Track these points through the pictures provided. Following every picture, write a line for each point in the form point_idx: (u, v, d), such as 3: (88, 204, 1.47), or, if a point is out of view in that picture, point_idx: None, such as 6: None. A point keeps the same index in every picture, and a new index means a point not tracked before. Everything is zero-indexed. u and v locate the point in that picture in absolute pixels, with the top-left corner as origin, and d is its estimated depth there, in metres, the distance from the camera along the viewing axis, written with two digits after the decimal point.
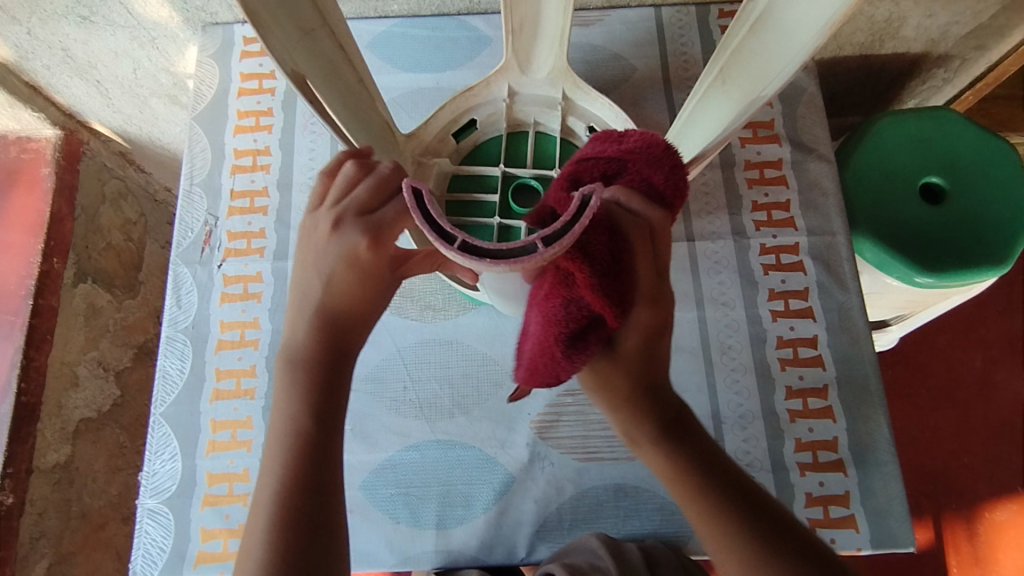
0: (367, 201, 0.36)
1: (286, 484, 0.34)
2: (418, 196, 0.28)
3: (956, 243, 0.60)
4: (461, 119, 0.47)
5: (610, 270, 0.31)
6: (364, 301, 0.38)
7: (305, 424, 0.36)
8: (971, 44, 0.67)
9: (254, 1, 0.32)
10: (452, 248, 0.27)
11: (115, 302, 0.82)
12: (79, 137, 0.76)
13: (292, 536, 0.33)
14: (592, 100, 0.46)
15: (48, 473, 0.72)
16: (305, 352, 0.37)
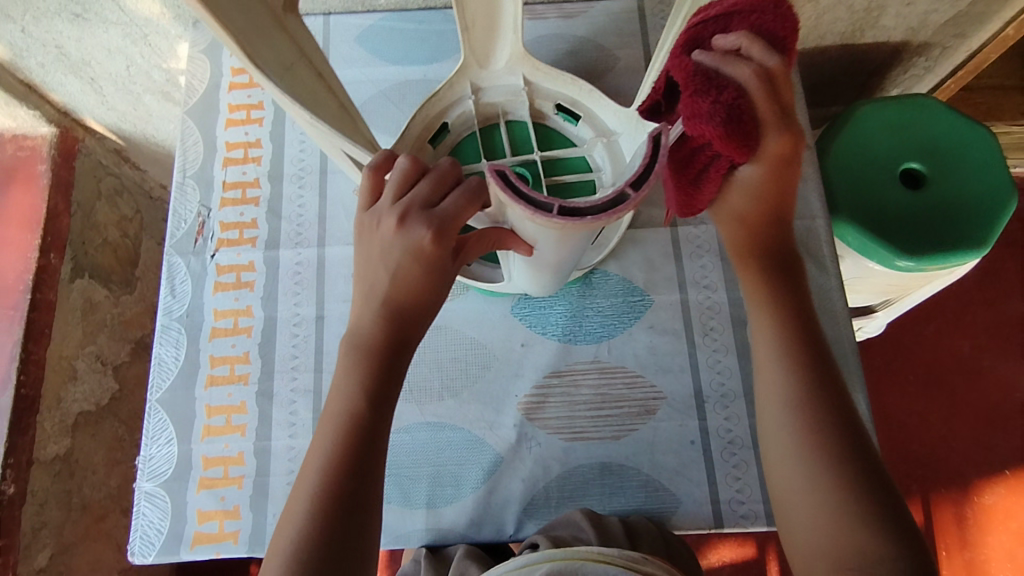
0: (428, 195, 0.36)
1: (332, 464, 0.37)
2: (507, 179, 0.29)
3: (936, 227, 0.61)
4: (433, 125, 0.49)
5: (734, 111, 0.34)
6: (428, 290, 0.38)
7: (360, 405, 0.38)
8: (951, 32, 0.68)
9: (246, 42, 0.34)
10: (552, 216, 0.29)
11: (112, 297, 0.83)
12: (74, 134, 0.77)
13: (333, 504, 0.36)
14: (555, 79, 0.47)
15: (48, 464, 0.73)
16: (365, 338, 0.39)
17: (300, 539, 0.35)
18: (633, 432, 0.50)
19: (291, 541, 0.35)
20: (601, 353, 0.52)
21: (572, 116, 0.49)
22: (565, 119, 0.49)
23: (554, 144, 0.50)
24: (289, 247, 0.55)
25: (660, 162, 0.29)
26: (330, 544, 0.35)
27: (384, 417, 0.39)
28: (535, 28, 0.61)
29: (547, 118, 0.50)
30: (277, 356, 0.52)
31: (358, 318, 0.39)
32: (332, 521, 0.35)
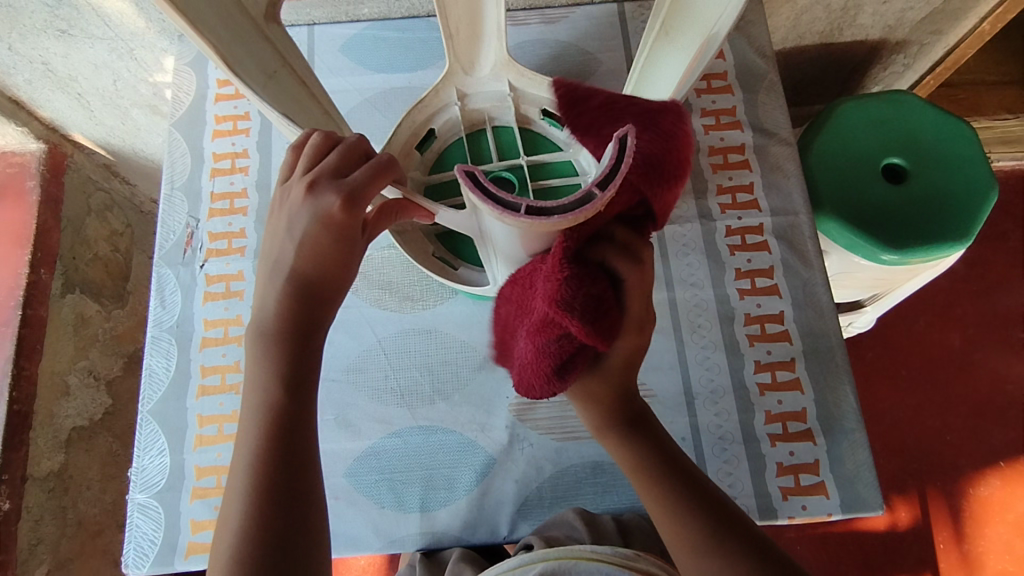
0: (337, 166, 0.37)
1: (255, 459, 0.36)
2: (472, 177, 0.30)
3: (919, 221, 0.62)
4: (421, 133, 0.49)
5: (602, 302, 0.33)
6: (336, 263, 0.39)
7: (274, 394, 0.37)
8: (928, 28, 0.69)
9: (227, 52, 0.35)
10: (518, 216, 0.29)
11: (104, 312, 0.83)
12: (63, 150, 0.78)
13: (263, 505, 0.34)
14: (537, 83, 0.47)
15: (42, 480, 0.73)
16: (273, 326, 0.38)
17: (238, 545, 0.34)
18: None
19: (230, 552, 0.33)
20: None
21: (557, 119, 0.49)
22: (551, 123, 0.49)
23: (540, 149, 0.50)
24: None
25: (627, 157, 0.28)
26: (275, 545, 0.34)
27: (305, 405, 0.38)
28: (518, 33, 0.62)
29: (535, 122, 0.50)
30: None
31: (264, 305, 0.39)
32: (265, 515, 0.34)
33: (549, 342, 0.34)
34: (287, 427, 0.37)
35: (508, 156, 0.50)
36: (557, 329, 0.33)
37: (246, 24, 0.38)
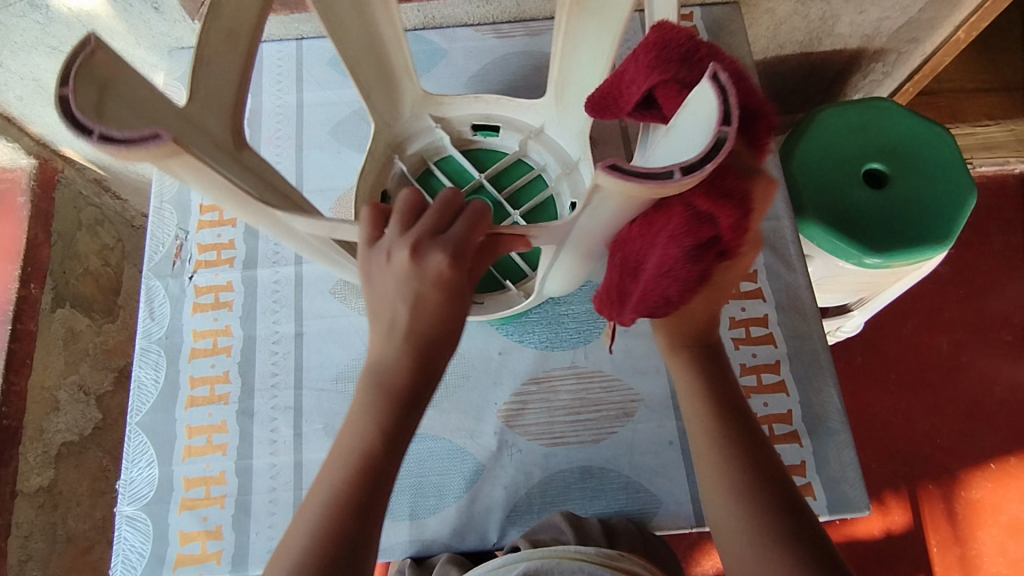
0: (436, 225, 0.33)
1: (333, 500, 0.34)
2: (612, 167, 0.25)
3: (901, 224, 0.63)
4: (376, 198, 0.50)
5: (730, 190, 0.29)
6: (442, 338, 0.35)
7: (373, 446, 0.35)
8: (904, 37, 0.70)
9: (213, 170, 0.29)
10: (682, 179, 0.24)
11: (94, 326, 0.83)
12: (54, 165, 0.78)
13: (330, 546, 0.33)
14: (460, 105, 0.52)
15: (31, 496, 0.73)
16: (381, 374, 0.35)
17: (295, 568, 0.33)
18: (612, 435, 0.51)
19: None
20: (578, 358, 0.53)
21: (488, 129, 0.53)
22: (484, 136, 0.53)
23: (489, 161, 0.53)
24: (267, 265, 0.56)
25: (731, 89, 0.25)
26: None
27: (397, 460, 0.36)
28: (503, 46, 0.63)
29: (462, 144, 0.54)
30: (257, 374, 0.52)
31: (382, 350, 0.35)
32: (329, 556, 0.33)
33: (678, 268, 0.32)
34: (370, 479, 0.35)
35: (463, 182, 0.53)
36: (696, 235, 0.30)
37: (225, 156, 0.33)
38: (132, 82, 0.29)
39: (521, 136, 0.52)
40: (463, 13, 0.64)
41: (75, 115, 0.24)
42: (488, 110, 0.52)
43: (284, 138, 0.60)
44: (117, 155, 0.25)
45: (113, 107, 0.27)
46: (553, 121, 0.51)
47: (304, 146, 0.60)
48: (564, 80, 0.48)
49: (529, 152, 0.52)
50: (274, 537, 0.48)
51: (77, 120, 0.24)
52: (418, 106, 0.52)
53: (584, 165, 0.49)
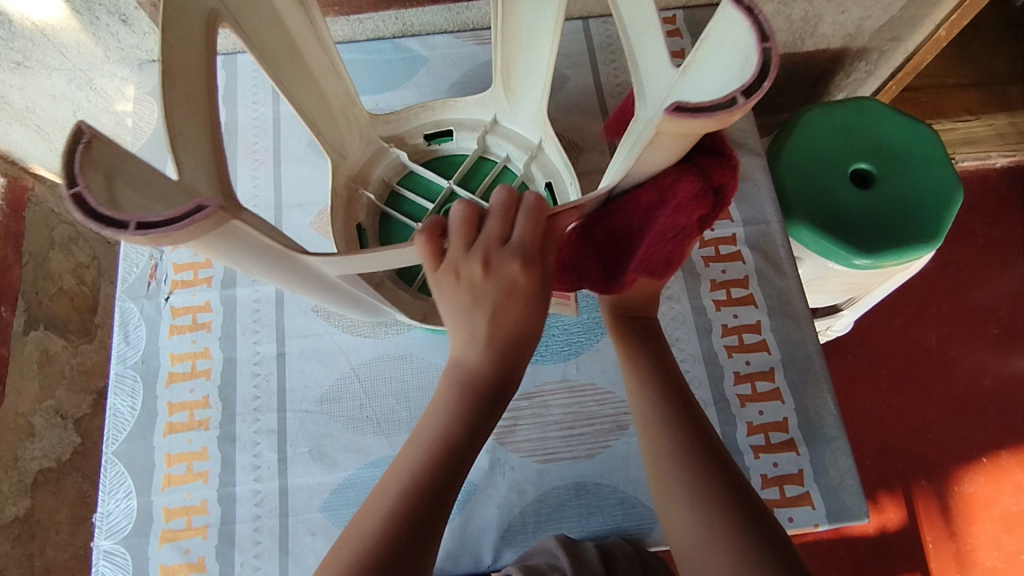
0: (500, 231, 0.35)
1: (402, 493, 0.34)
2: (675, 109, 0.26)
3: (888, 224, 0.62)
4: (351, 233, 0.47)
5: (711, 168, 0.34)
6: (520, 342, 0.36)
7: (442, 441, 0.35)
8: (886, 36, 0.70)
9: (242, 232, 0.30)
10: (749, 100, 0.24)
11: (71, 348, 0.80)
12: (23, 183, 0.77)
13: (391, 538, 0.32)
14: (406, 118, 0.51)
15: (5, 528, 0.72)
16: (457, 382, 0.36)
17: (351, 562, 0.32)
18: (606, 449, 0.50)
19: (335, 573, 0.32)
20: (569, 371, 0.52)
21: (441, 137, 0.53)
22: (440, 144, 0.52)
23: (452, 165, 0.52)
24: (246, 284, 0.54)
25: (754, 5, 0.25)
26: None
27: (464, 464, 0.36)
28: (484, 52, 0.62)
29: (420, 159, 0.53)
30: (238, 397, 0.51)
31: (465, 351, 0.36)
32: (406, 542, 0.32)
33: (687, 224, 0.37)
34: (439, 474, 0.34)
35: (433, 195, 0.50)
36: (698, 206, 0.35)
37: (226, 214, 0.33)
38: (134, 164, 0.29)
39: (478, 133, 0.52)
40: (443, 20, 0.62)
41: (107, 217, 0.25)
42: (437, 115, 0.52)
43: (261, 152, 0.59)
44: (165, 239, 0.26)
45: (127, 193, 0.27)
46: (505, 111, 0.51)
47: (282, 159, 0.58)
48: (511, 68, 0.48)
49: (489, 148, 0.52)
50: (260, 567, 0.46)
51: (112, 221, 0.25)
52: (368, 132, 0.51)
53: (549, 143, 0.49)
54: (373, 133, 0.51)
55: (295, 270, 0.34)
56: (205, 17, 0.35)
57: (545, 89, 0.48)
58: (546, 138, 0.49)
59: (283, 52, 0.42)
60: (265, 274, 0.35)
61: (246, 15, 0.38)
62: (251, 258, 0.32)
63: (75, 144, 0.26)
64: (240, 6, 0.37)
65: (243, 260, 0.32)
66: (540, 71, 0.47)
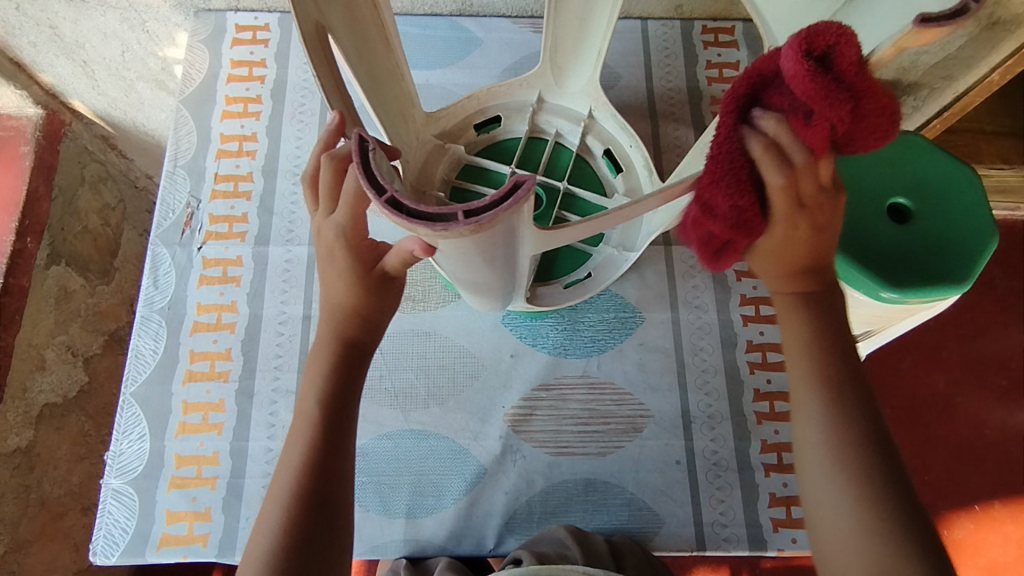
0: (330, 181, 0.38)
1: (303, 464, 0.38)
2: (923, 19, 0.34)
3: (917, 264, 0.61)
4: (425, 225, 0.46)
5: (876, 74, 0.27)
6: (375, 296, 0.41)
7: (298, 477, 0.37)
8: (940, 74, 0.68)
9: (491, 239, 0.30)
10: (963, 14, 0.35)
11: (89, 286, 0.81)
12: (61, 117, 0.75)
13: (302, 511, 0.36)
14: (454, 112, 0.51)
15: (8, 457, 0.70)
16: (330, 329, 0.41)
17: (270, 547, 0.35)
18: (619, 450, 0.50)
19: (267, 552, 0.35)
20: (591, 367, 0.52)
21: (487, 125, 0.53)
22: (487, 131, 0.53)
23: (496, 153, 0.52)
24: (280, 244, 0.54)
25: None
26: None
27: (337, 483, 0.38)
28: (539, 40, 0.62)
29: (473, 151, 0.52)
30: (261, 354, 0.51)
31: (330, 292, 0.41)
32: (298, 541, 0.36)
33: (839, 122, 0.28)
34: (326, 446, 0.38)
35: (498, 184, 0.50)
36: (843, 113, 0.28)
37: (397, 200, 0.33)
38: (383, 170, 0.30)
39: (526, 115, 0.52)
40: (503, 4, 0.62)
41: (434, 214, 0.26)
42: (483, 103, 0.51)
43: (308, 114, 0.59)
44: (487, 226, 0.27)
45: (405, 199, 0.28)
46: (550, 87, 0.51)
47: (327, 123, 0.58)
48: (559, 45, 0.49)
49: (540, 126, 0.52)
50: None
51: (439, 217, 0.26)
52: (423, 132, 0.49)
53: (601, 108, 0.50)
54: (427, 134, 0.50)
55: (512, 254, 0.35)
56: (316, 29, 0.35)
57: (601, 56, 0.48)
58: (597, 106, 0.50)
59: (356, 51, 0.40)
60: (478, 268, 0.35)
61: (330, 18, 0.36)
62: (489, 252, 0.32)
63: (365, 155, 0.27)
64: (324, 7, 0.36)
65: (476, 254, 0.31)
66: (594, 45, 0.48)
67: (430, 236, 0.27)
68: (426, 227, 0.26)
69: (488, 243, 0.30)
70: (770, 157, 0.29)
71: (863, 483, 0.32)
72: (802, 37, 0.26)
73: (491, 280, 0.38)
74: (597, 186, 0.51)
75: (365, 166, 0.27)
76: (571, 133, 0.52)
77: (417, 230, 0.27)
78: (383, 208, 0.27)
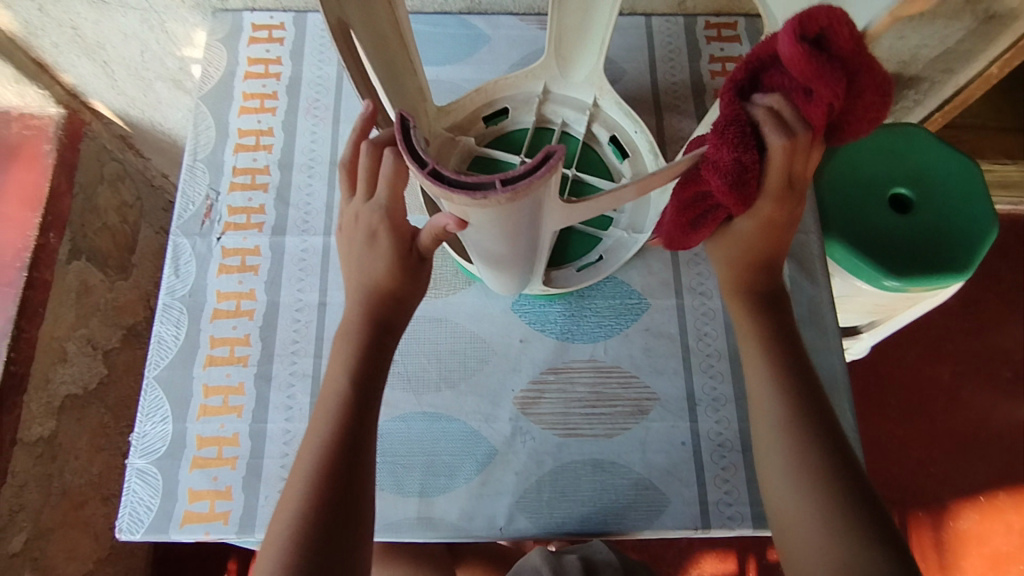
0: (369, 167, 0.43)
1: (326, 444, 0.40)
2: None
3: (919, 253, 0.62)
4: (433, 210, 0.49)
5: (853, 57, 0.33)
6: (411, 277, 0.43)
7: (320, 459, 0.39)
8: (940, 67, 0.69)
9: (518, 213, 0.32)
10: None
11: (107, 281, 0.84)
12: (82, 117, 0.77)
13: (328, 485, 0.38)
14: (465, 105, 0.52)
15: (31, 446, 0.72)
16: (362, 306, 0.43)
17: (299, 519, 0.37)
18: (626, 431, 0.51)
19: (292, 526, 0.37)
20: (598, 352, 0.53)
21: (497, 116, 0.54)
22: (497, 123, 0.54)
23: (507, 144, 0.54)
24: (296, 234, 0.56)
25: None
26: (318, 569, 0.36)
27: (359, 462, 0.40)
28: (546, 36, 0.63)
29: (483, 142, 0.54)
30: (278, 340, 0.53)
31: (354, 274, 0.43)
32: (322, 516, 0.38)
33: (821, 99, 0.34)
34: (354, 423, 0.40)
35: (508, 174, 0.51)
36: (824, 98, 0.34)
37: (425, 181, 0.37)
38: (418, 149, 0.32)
39: (533, 106, 0.53)
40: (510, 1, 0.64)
41: (472, 184, 0.28)
42: (491, 96, 0.53)
43: (322, 109, 0.60)
44: (522, 195, 0.29)
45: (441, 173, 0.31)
46: (557, 78, 0.53)
47: (341, 119, 0.60)
48: (563, 39, 0.51)
49: (547, 117, 0.54)
50: None
51: (478, 187, 0.28)
52: (434, 125, 0.51)
53: (606, 98, 0.52)
54: (439, 127, 0.51)
55: (536, 230, 0.37)
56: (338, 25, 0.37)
57: (604, 44, 0.50)
58: (602, 95, 0.52)
59: (374, 47, 0.42)
60: (502, 245, 0.37)
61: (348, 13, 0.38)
62: (515, 227, 0.34)
63: (406, 131, 0.30)
64: (343, 5, 0.37)
65: (501, 227, 0.33)
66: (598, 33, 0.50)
67: (469, 206, 0.29)
68: (465, 196, 0.28)
69: (516, 217, 0.32)
70: (770, 124, 0.35)
71: (813, 462, 0.42)
72: (796, 24, 0.32)
73: (512, 257, 0.40)
74: (603, 172, 0.53)
75: (407, 141, 0.30)
76: (577, 121, 0.53)
77: (458, 200, 0.29)
78: (425, 179, 0.29)
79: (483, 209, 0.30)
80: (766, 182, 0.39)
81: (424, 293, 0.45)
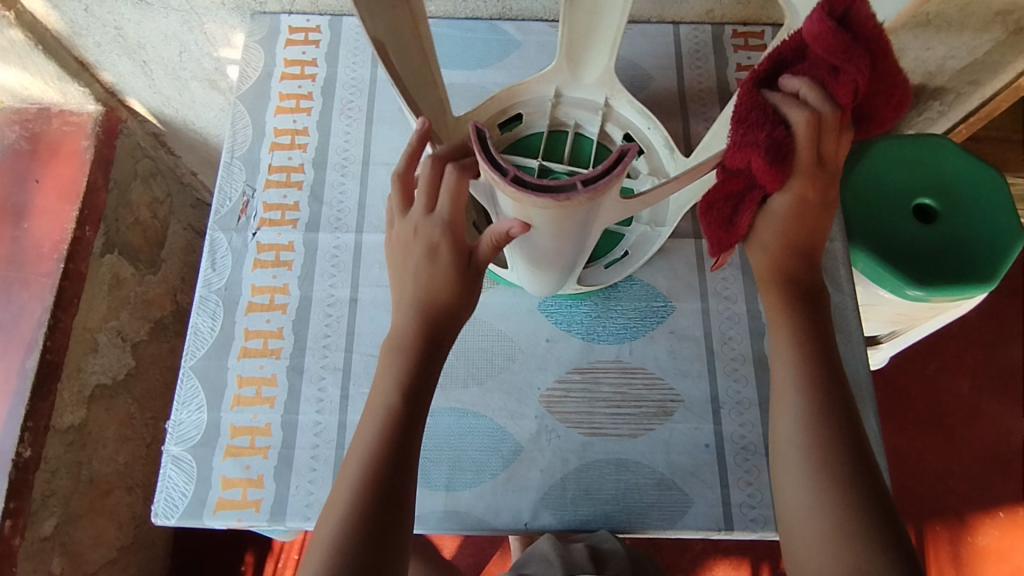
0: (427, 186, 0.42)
1: (376, 442, 0.41)
2: None
3: (943, 262, 0.62)
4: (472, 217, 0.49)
5: (871, 43, 0.38)
6: (463, 291, 0.44)
7: (368, 463, 0.40)
8: (966, 79, 0.69)
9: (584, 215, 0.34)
10: None
11: (138, 275, 0.86)
12: (119, 114, 0.79)
13: (374, 495, 0.39)
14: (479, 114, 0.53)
15: (63, 433, 0.73)
16: (414, 315, 0.44)
17: (343, 522, 0.38)
18: (650, 432, 0.52)
19: (338, 524, 0.38)
20: (623, 353, 0.54)
21: (510, 123, 0.55)
22: (511, 129, 0.54)
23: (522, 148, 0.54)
24: (328, 230, 0.57)
25: None
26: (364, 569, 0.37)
27: (403, 471, 0.40)
28: None
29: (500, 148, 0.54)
30: (311, 333, 0.54)
31: (406, 286, 0.45)
32: (371, 511, 0.39)
33: (839, 82, 0.38)
34: (401, 437, 0.41)
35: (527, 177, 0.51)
36: (842, 77, 0.38)
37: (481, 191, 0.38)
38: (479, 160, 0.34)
39: (548, 111, 0.54)
40: (541, 8, 0.65)
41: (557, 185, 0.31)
42: (504, 103, 0.53)
43: (355, 110, 0.62)
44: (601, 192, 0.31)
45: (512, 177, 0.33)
46: (568, 82, 0.53)
47: (373, 120, 0.62)
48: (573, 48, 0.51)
49: (561, 119, 0.54)
50: (313, 492, 0.49)
51: (560, 188, 0.31)
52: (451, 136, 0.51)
53: (619, 97, 0.53)
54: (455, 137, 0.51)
55: (588, 233, 0.39)
56: None
57: (615, 46, 0.51)
58: (614, 95, 0.53)
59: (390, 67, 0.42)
60: (554, 248, 0.39)
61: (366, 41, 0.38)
62: (575, 229, 0.36)
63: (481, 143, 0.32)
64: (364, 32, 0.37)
65: (566, 228, 0.35)
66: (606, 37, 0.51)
67: (547, 208, 0.32)
68: (551, 197, 0.30)
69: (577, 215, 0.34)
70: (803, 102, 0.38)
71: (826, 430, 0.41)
72: (823, 6, 0.36)
73: (556, 259, 0.42)
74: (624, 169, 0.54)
75: (483, 150, 0.32)
76: (590, 123, 0.54)
77: (538, 203, 0.31)
78: (509, 186, 0.31)
79: (556, 210, 0.32)
80: (799, 167, 0.41)
81: (475, 302, 0.46)
